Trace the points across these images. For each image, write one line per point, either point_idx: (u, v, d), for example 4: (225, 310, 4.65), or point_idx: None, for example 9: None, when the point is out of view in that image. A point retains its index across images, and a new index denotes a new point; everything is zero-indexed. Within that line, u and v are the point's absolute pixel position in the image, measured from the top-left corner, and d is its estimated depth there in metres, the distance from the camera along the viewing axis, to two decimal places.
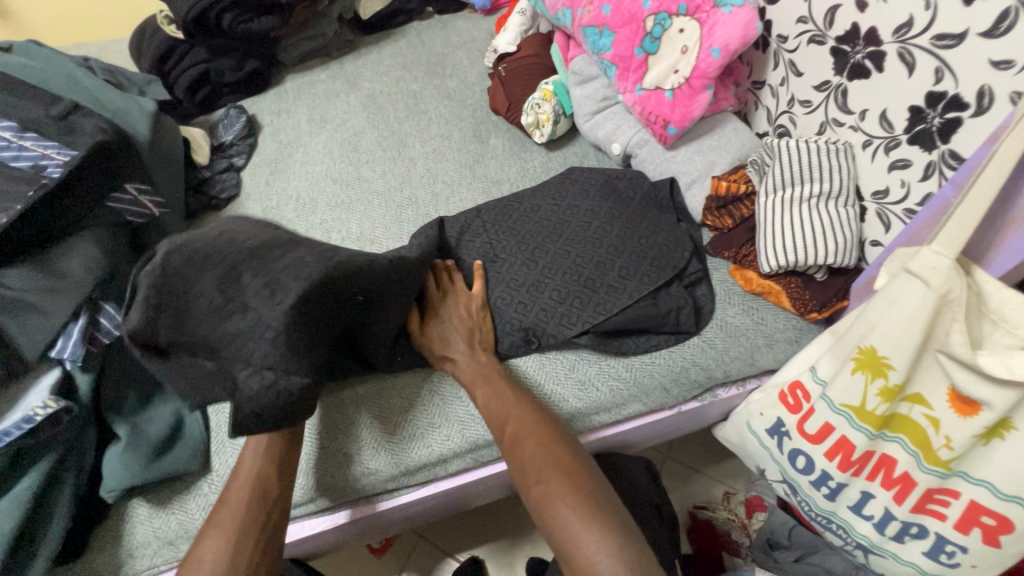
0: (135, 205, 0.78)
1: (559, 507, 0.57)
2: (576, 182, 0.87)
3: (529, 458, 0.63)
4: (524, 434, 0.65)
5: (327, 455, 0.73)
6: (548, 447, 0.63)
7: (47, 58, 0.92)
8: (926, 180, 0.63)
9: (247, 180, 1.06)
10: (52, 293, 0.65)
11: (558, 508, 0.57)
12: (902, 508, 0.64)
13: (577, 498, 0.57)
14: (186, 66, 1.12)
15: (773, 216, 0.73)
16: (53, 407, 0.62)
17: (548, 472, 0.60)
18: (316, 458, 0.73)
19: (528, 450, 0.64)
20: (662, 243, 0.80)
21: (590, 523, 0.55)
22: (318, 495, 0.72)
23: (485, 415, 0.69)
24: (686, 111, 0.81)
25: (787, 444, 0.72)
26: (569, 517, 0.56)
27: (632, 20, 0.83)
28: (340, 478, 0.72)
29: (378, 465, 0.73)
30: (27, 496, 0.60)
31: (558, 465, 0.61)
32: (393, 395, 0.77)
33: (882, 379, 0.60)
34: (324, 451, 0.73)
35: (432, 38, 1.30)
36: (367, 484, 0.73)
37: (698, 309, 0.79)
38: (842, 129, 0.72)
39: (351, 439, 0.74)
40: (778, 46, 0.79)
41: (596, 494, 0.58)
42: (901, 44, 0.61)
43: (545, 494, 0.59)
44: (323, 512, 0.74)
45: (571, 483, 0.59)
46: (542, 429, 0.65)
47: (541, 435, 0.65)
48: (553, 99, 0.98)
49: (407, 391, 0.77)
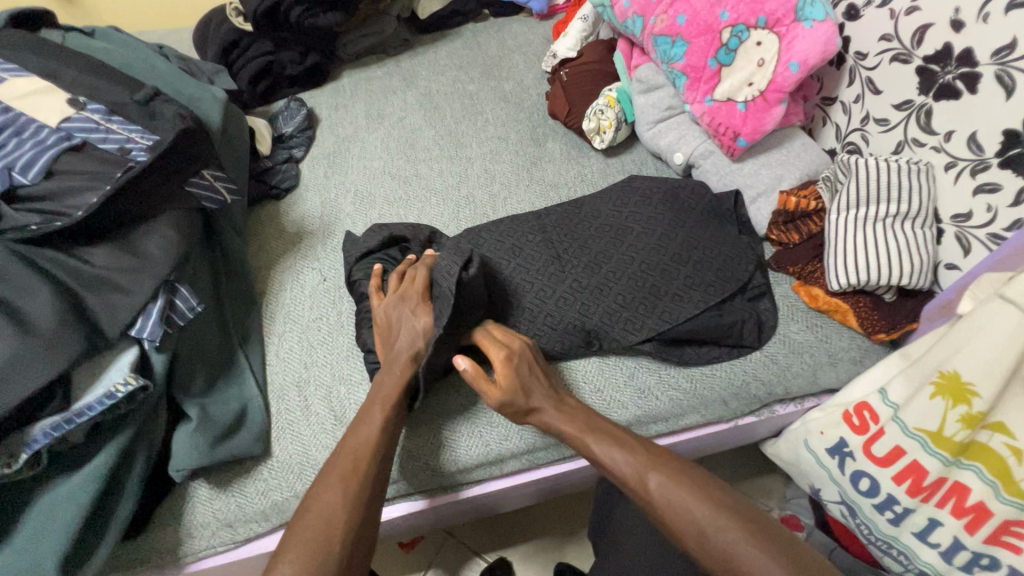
0: (211, 190, 0.79)
1: (650, 489, 0.60)
2: (637, 190, 0.87)
3: (680, 511, 0.58)
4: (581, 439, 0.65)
5: (421, 463, 0.73)
6: (613, 438, 0.65)
7: (127, 43, 0.95)
8: (1016, 206, 0.62)
9: (306, 172, 1.07)
10: (135, 273, 0.67)
11: (650, 492, 0.60)
12: (973, 538, 0.63)
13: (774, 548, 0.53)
14: (250, 57, 1.14)
15: (846, 234, 0.72)
16: (133, 385, 0.63)
17: (623, 464, 0.62)
18: (408, 444, 0.73)
19: (664, 493, 0.59)
20: (725, 255, 0.80)
21: (685, 496, 0.58)
22: (409, 478, 0.73)
23: (609, 467, 0.63)
24: (758, 124, 0.80)
25: (849, 466, 0.71)
26: (741, 558, 0.53)
27: (708, 30, 0.82)
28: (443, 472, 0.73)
29: (470, 454, 0.73)
30: (104, 470, 0.62)
31: (635, 451, 0.63)
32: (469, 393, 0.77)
33: (964, 406, 0.58)
34: (422, 463, 0.73)
35: (487, 40, 1.31)
36: (457, 471, 0.73)
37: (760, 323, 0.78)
38: (922, 150, 0.71)
39: (446, 430, 0.74)
40: (855, 62, 0.79)
41: (764, 532, 0.55)
42: (1000, 66, 0.61)
43: (722, 552, 0.54)
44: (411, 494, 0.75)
45: (653, 467, 0.61)
46: (680, 477, 0.60)
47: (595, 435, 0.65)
48: (615, 105, 0.98)
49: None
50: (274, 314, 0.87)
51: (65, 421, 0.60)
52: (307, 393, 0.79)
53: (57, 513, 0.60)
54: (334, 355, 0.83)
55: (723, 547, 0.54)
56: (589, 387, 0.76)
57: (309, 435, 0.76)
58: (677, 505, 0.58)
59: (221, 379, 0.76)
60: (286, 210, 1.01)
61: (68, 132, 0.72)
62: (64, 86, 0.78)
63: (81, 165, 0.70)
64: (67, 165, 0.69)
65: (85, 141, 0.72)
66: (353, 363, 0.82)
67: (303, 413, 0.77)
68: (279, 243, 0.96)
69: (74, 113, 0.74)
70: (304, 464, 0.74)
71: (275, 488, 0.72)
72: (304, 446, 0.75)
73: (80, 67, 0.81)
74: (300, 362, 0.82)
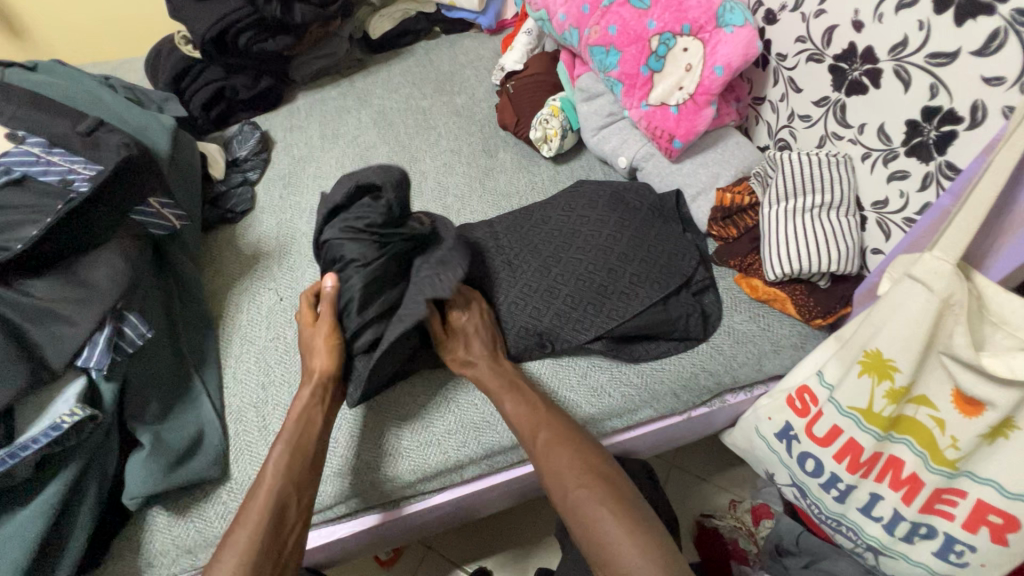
0: (158, 218, 0.80)
1: (567, 490, 0.65)
2: (583, 194, 0.90)
3: (559, 467, 0.66)
4: (527, 430, 0.69)
5: (358, 478, 0.73)
6: (558, 435, 0.68)
7: (71, 76, 0.95)
8: (924, 190, 0.66)
9: (261, 195, 1.08)
10: (80, 303, 0.67)
11: (565, 487, 0.65)
12: (910, 508, 0.66)
13: (619, 514, 0.62)
14: (202, 84, 1.15)
15: (778, 226, 0.75)
16: (80, 414, 0.63)
17: (554, 461, 0.67)
18: (336, 466, 0.74)
19: (552, 452, 0.67)
20: (668, 252, 0.83)
21: (599, 506, 0.63)
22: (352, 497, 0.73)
23: (511, 419, 0.70)
24: (690, 126, 0.84)
25: (796, 448, 0.74)
26: (592, 516, 0.62)
27: (638, 39, 0.86)
28: (379, 488, 0.73)
29: (396, 471, 0.73)
30: (53, 502, 0.61)
31: (570, 449, 0.67)
32: (410, 403, 0.78)
33: (888, 381, 0.61)
34: (350, 482, 0.73)
35: (439, 57, 1.34)
36: (400, 486, 0.74)
37: (706, 315, 0.81)
38: (841, 143, 0.76)
39: (373, 448, 0.75)
40: (777, 63, 0.83)
41: (621, 496, 0.64)
42: (897, 62, 0.65)
43: (577, 506, 0.64)
44: (347, 517, 0.75)
45: (576, 467, 0.66)
46: (569, 442, 0.68)
47: (539, 428, 0.69)
48: (560, 114, 1.01)
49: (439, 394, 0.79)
50: (230, 337, 0.88)
51: (8, 455, 0.59)
52: (265, 413, 0.79)
53: (3, 550, 0.59)
54: (292, 373, 0.83)
55: (578, 504, 0.63)
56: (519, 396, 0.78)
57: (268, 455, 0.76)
58: (588, 511, 0.63)
59: (176, 404, 0.76)
60: (243, 233, 1.02)
61: (7, 166, 0.72)
62: (4, 121, 0.78)
63: (21, 198, 0.70)
64: (6, 200, 0.69)
65: (24, 174, 0.72)
66: None
67: (261, 435, 0.77)
68: (235, 266, 0.96)
69: (12, 148, 0.75)
70: None
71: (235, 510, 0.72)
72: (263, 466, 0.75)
73: (21, 102, 0.81)
74: (258, 382, 0.82)
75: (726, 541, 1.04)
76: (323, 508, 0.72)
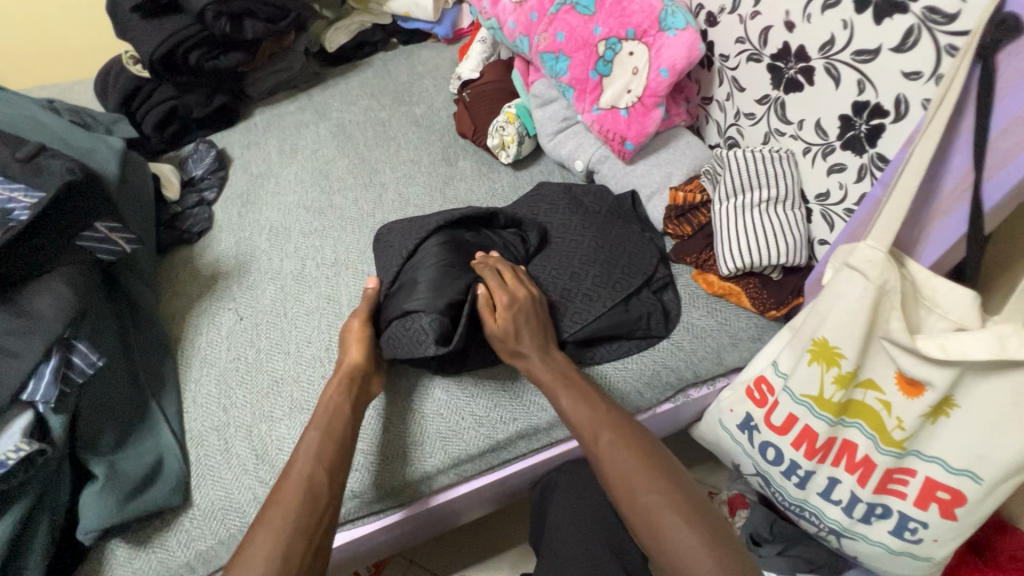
0: (106, 242, 0.77)
1: (636, 494, 0.62)
2: (543, 199, 0.91)
3: (623, 470, 0.63)
4: (591, 434, 0.67)
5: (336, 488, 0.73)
6: (624, 438, 0.66)
7: (10, 100, 0.93)
8: (861, 181, 0.69)
9: (219, 214, 1.06)
10: (24, 335, 0.65)
11: (634, 491, 0.62)
12: (866, 489, 0.67)
13: (695, 526, 0.58)
14: (152, 104, 1.13)
15: (728, 222, 0.77)
16: (28, 449, 0.61)
17: (621, 463, 0.64)
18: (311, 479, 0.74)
19: (616, 454, 0.64)
20: (628, 252, 0.84)
21: (669, 509, 0.60)
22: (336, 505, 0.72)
23: (570, 419, 0.69)
24: (641, 127, 0.85)
25: (757, 438, 0.75)
26: (665, 526, 0.59)
27: (585, 44, 0.88)
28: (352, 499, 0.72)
29: (362, 486, 0.73)
30: (1, 542, 0.59)
31: (635, 452, 0.64)
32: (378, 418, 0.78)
33: (836, 367, 0.63)
34: None
35: (397, 68, 1.33)
36: (376, 496, 0.73)
37: (667, 313, 0.82)
38: (783, 138, 0.78)
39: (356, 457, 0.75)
40: (720, 64, 0.85)
41: (695, 504, 0.61)
42: (827, 60, 0.68)
43: (646, 514, 0.60)
44: None
45: (644, 471, 0.63)
46: (631, 444, 0.65)
47: (603, 432, 0.67)
48: (516, 121, 1.03)
49: (412, 397, 0.79)
50: (190, 360, 0.86)
51: None
52: (227, 435, 0.78)
53: None
54: (254, 394, 0.82)
55: (650, 511, 0.60)
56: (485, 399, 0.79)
57: (231, 478, 0.74)
58: (655, 512, 0.60)
59: (133, 432, 0.74)
60: (200, 253, 1.00)
61: None
62: None
63: None
64: None
65: None
66: (273, 398, 0.81)
67: (223, 458, 0.76)
68: (193, 288, 0.95)
69: None
70: (229, 509, 0.72)
71: (199, 537, 0.70)
72: (226, 490, 0.73)
73: None
74: (220, 405, 0.81)
75: None
76: None
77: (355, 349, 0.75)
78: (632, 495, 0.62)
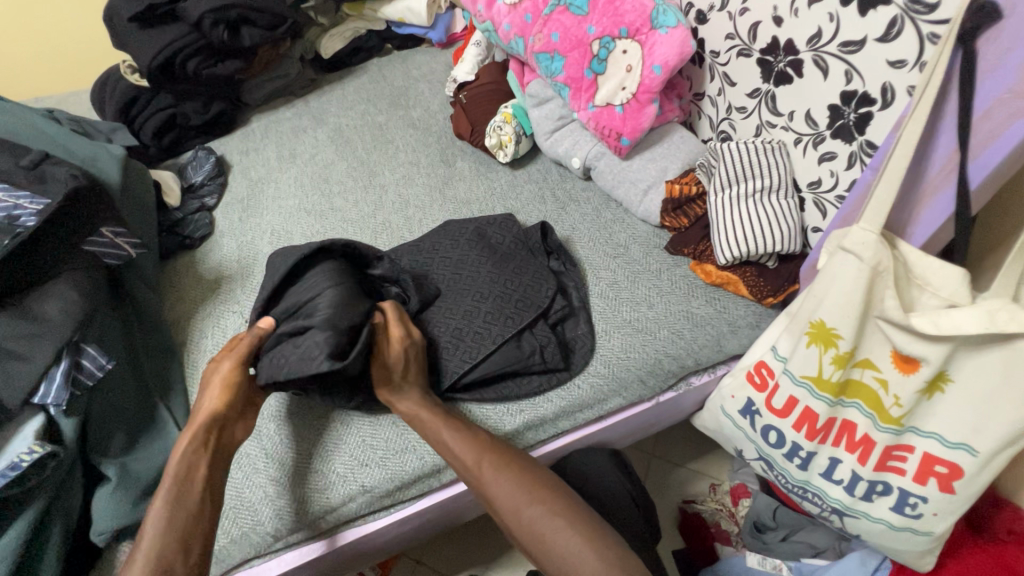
0: (113, 247, 0.78)
1: (522, 510, 0.66)
2: (448, 235, 0.90)
3: (509, 493, 0.67)
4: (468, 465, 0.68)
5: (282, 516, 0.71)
6: (499, 463, 0.69)
7: (11, 110, 0.93)
8: (851, 169, 0.71)
9: (220, 219, 1.07)
10: (34, 339, 0.66)
11: (520, 511, 0.66)
12: (866, 467, 0.69)
13: (578, 532, 0.64)
14: (151, 112, 1.14)
15: (724, 212, 0.79)
16: (40, 452, 0.61)
17: (504, 487, 0.68)
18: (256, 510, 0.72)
19: (499, 479, 0.68)
20: (526, 285, 0.83)
21: (547, 519, 0.65)
22: (291, 532, 0.71)
23: (450, 453, 0.69)
24: (636, 123, 0.87)
25: (759, 422, 0.77)
26: (552, 539, 0.64)
27: (580, 44, 0.90)
28: (308, 519, 0.72)
29: (370, 482, 0.74)
30: (16, 544, 0.60)
31: (517, 476, 0.68)
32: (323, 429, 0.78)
33: (834, 348, 0.65)
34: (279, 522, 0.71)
35: (393, 72, 1.35)
36: (329, 512, 0.73)
37: (564, 347, 0.81)
38: (775, 130, 0.80)
39: (293, 482, 0.74)
40: (711, 60, 0.87)
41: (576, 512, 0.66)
42: (815, 52, 0.70)
43: (534, 530, 0.65)
44: (328, 533, 0.74)
45: (527, 492, 0.67)
46: (512, 468, 0.69)
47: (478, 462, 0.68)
48: (512, 120, 1.04)
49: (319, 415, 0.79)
50: (195, 363, 0.86)
51: None
52: None
53: None
54: None
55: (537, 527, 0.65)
56: (389, 422, 0.78)
57: (241, 478, 0.75)
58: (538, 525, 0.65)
59: (142, 435, 0.74)
60: (202, 258, 1.01)
61: None
62: None
63: None
64: None
65: None
66: (281, 398, 0.81)
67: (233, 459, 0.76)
68: (197, 292, 0.95)
69: None
70: (242, 507, 0.72)
71: None
72: (237, 489, 0.74)
73: None
74: None
75: (710, 526, 1.05)
76: (280, 535, 0.71)
77: (218, 397, 0.70)
78: (518, 512, 0.67)
